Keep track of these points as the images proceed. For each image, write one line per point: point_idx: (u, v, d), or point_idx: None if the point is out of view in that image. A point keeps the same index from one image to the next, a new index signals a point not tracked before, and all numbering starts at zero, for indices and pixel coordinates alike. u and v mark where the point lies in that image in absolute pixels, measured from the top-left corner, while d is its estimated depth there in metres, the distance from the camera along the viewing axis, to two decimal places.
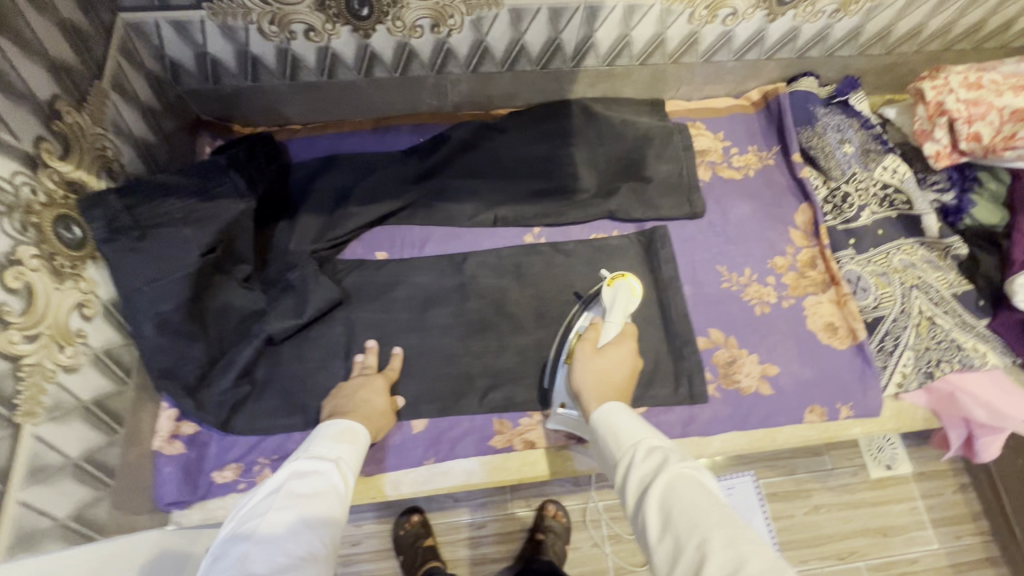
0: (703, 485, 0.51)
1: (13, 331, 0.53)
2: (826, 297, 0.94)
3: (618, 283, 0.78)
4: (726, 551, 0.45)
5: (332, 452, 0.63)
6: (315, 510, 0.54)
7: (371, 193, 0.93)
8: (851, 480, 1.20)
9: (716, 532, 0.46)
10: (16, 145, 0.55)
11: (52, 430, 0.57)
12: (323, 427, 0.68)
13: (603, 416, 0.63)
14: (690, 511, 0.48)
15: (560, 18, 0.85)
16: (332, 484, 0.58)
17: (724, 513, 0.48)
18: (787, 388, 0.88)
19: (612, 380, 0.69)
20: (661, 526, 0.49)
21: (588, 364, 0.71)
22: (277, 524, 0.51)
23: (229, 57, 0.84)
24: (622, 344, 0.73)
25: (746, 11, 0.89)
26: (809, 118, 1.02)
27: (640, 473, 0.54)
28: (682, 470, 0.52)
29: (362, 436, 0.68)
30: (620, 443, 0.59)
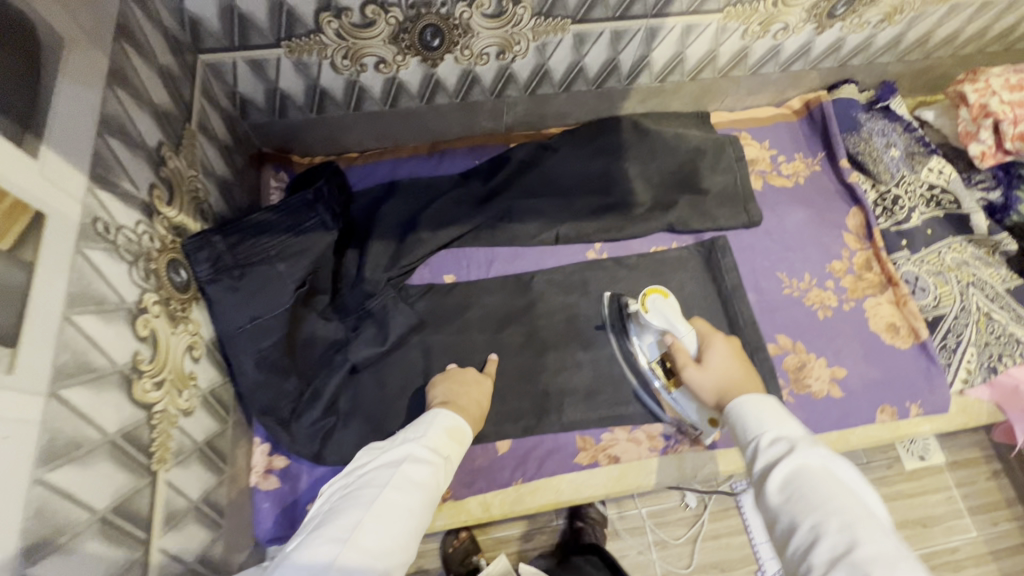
0: (838, 477, 0.50)
1: (146, 380, 0.53)
2: (885, 299, 0.96)
3: (653, 302, 0.80)
4: (841, 536, 0.45)
5: (444, 446, 0.65)
6: (417, 502, 0.58)
7: (438, 218, 0.94)
8: (887, 471, 1.21)
9: (836, 516, 0.47)
10: (137, 194, 0.56)
11: (178, 475, 0.57)
12: (438, 415, 0.70)
13: (737, 404, 0.62)
14: (831, 496, 0.48)
15: (620, 40, 0.87)
16: (434, 478, 0.62)
17: (855, 503, 0.48)
18: (857, 390, 0.90)
19: (735, 379, 0.68)
20: (784, 508, 0.50)
21: (703, 378, 0.71)
22: (391, 504, 0.56)
23: (299, 91, 0.85)
24: (715, 343, 0.73)
25: (798, 25, 0.91)
26: (854, 124, 1.05)
27: (765, 455, 0.55)
28: (811, 460, 0.52)
29: (469, 435, 0.70)
30: (745, 428, 0.59)
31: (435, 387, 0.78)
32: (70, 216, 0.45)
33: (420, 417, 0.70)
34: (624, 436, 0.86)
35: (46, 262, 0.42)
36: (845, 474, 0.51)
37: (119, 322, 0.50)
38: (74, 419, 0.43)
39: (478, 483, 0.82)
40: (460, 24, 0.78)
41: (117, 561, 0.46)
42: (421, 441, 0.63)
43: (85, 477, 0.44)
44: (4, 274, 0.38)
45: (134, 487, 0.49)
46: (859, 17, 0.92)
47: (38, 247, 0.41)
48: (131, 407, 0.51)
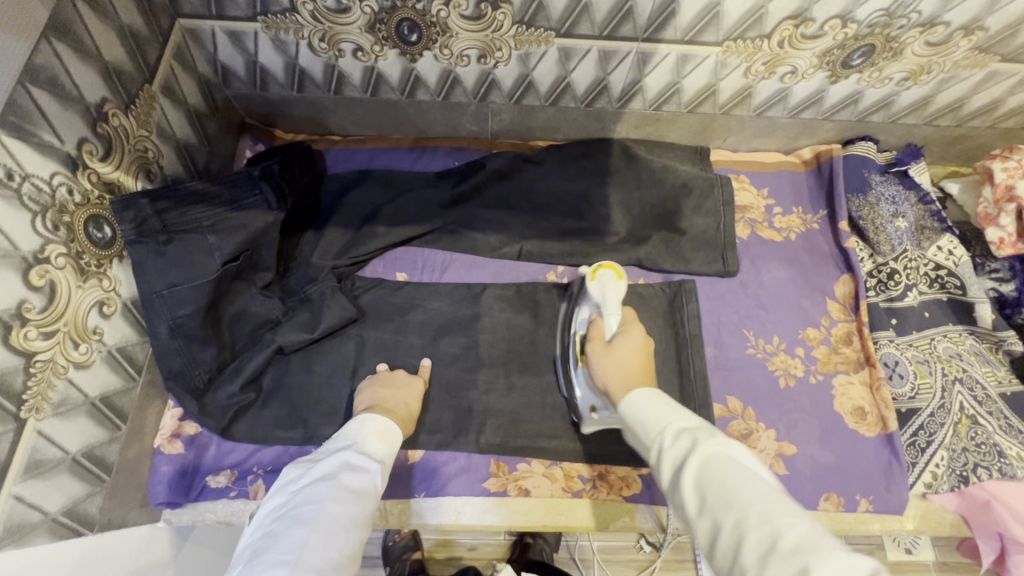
0: (738, 462, 0.50)
1: (30, 328, 0.54)
2: (857, 378, 0.88)
3: (601, 275, 0.82)
4: (761, 528, 0.43)
5: (376, 452, 0.67)
6: (359, 511, 0.59)
7: (399, 214, 0.93)
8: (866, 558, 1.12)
9: (749, 508, 0.45)
10: (59, 146, 0.57)
11: (55, 425, 0.58)
12: (364, 421, 0.70)
13: (630, 404, 0.63)
14: (724, 490, 0.47)
15: (610, 60, 0.83)
16: (372, 485, 0.63)
17: (758, 488, 0.47)
18: (804, 471, 0.83)
19: (631, 366, 0.69)
20: (699, 506, 0.49)
21: (606, 359, 0.72)
22: (332, 516, 0.56)
23: (278, 68, 0.85)
24: (629, 329, 0.75)
25: (807, 71, 0.84)
26: (862, 185, 0.97)
27: (671, 454, 0.54)
28: (712, 449, 0.52)
29: (399, 437, 0.72)
30: (649, 431, 0.59)
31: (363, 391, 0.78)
32: None
33: (347, 425, 0.71)
34: (540, 470, 0.82)
35: None
36: (740, 457, 0.51)
37: (5, 269, 0.51)
38: None
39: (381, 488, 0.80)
40: (438, 22, 0.76)
41: None
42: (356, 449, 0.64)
43: None
44: None
45: None
46: (878, 71, 0.84)
47: None
48: (4, 353, 0.52)
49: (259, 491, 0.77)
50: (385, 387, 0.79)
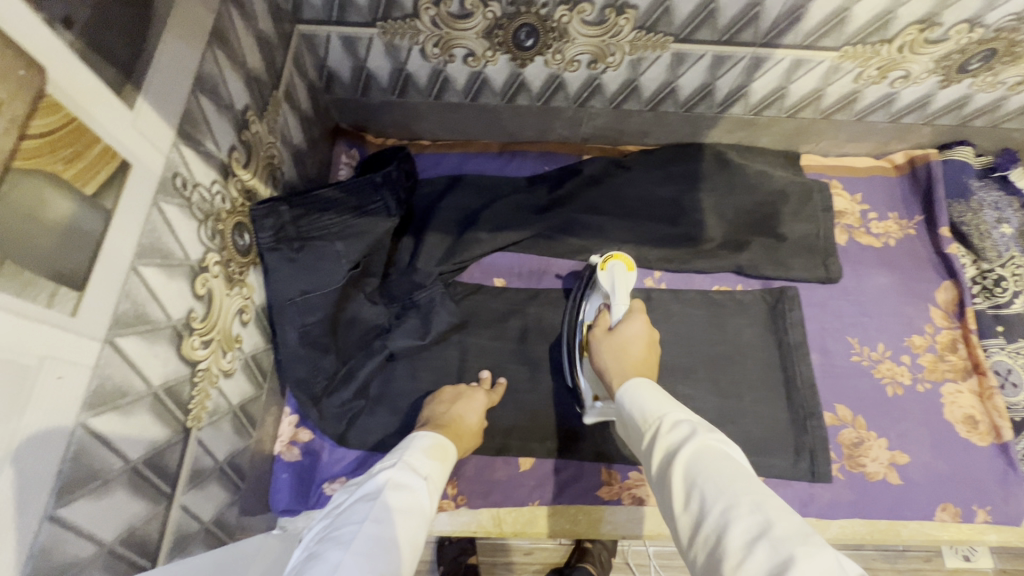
0: (732, 459, 0.47)
1: (195, 338, 0.54)
2: (966, 387, 0.87)
3: (612, 266, 0.80)
4: (751, 517, 0.41)
5: (423, 469, 0.61)
6: (403, 533, 0.53)
7: (497, 220, 0.92)
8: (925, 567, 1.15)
9: (741, 498, 0.42)
10: (216, 154, 0.56)
11: (209, 434, 0.57)
12: (416, 438, 0.66)
13: (632, 390, 0.60)
14: (713, 477, 0.45)
15: (722, 65, 0.82)
16: (420, 505, 0.57)
17: (747, 479, 0.44)
18: (918, 481, 0.82)
19: (629, 354, 0.68)
20: (686, 497, 0.46)
21: (606, 343, 0.71)
22: (372, 536, 0.50)
23: (384, 73, 0.85)
24: (632, 319, 0.73)
25: (920, 75, 0.83)
26: (963, 190, 0.96)
27: (666, 443, 0.51)
28: (710, 442, 0.48)
29: (453, 456, 0.67)
30: (645, 418, 0.56)
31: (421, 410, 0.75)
32: (152, 168, 0.46)
33: (397, 445, 0.67)
34: None
35: (124, 210, 0.42)
36: (736, 455, 0.48)
37: (180, 278, 0.51)
38: (125, 367, 0.44)
39: (494, 496, 0.80)
40: (558, 28, 0.76)
41: (140, 512, 0.47)
42: (399, 465, 0.59)
43: (125, 425, 0.44)
44: (82, 216, 0.38)
45: (167, 442, 0.50)
46: (993, 75, 0.83)
47: (119, 195, 0.42)
48: (178, 362, 0.51)
49: None
50: (441, 405, 0.75)
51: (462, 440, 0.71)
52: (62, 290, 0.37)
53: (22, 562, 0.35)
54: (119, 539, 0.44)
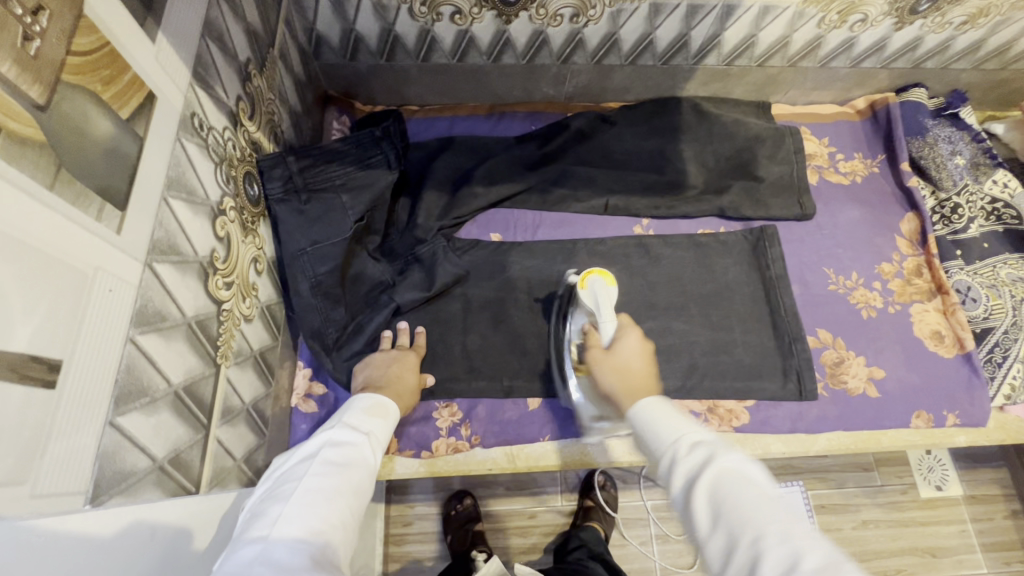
0: (757, 481, 0.45)
1: (219, 278, 0.55)
2: (932, 306, 0.94)
3: (590, 282, 0.78)
4: (782, 549, 0.40)
5: (363, 424, 0.58)
6: (347, 482, 0.50)
7: (490, 176, 0.95)
8: (901, 497, 1.24)
9: (768, 529, 0.41)
10: (226, 101, 0.58)
11: (236, 374, 0.59)
12: (357, 399, 0.62)
13: (645, 409, 0.55)
14: (742, 511, 0.43)
15: (696, 15, 0.87)
16: (362, 456, 0.54)
17: (775, 506, 0.43)
18: (894, 393, 0.89)
19: (633, 369, 0.64)
20: (713, 528, 0.44)
21: (608, 365, 0.66)
22: (312, 488, 0.48)
23: (373, 35, 0.87)
24: (626, 332, 0.70)
25: (877, 19, 0.90)
26: (920, 128, 1.04)
27: (684, 466, 0.48)
28: (730, 465, 0.46)
29: (394, 412, 0.63)
30: (655, 440, 0.52)
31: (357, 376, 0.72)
32: (174, 104, 0.48)
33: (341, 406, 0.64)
34: None
35: (153, 139, 0.44)
36: (758, 474, 0.46)
37: (203, 217, 0.52)
38: (162, 293, 0.45)
39: (507, 434, 0.83)
40: None
41: (184, 437, 0.48)
42: (340, 423, 0.56)
43: (167, 349, 0.46)
44: (120, 138, 0.40)
45: (202, 374, 0.52)
46: (941, 16, 0.90)
47: (148, 124, 0.44)
48: (206, 299, 0.53)
49: (395, 444, 0.81)
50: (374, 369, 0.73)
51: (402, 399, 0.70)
52: (107, 207, 0.38)
53: (91, 459, 0.37)
54: (169, 458, 0.46)
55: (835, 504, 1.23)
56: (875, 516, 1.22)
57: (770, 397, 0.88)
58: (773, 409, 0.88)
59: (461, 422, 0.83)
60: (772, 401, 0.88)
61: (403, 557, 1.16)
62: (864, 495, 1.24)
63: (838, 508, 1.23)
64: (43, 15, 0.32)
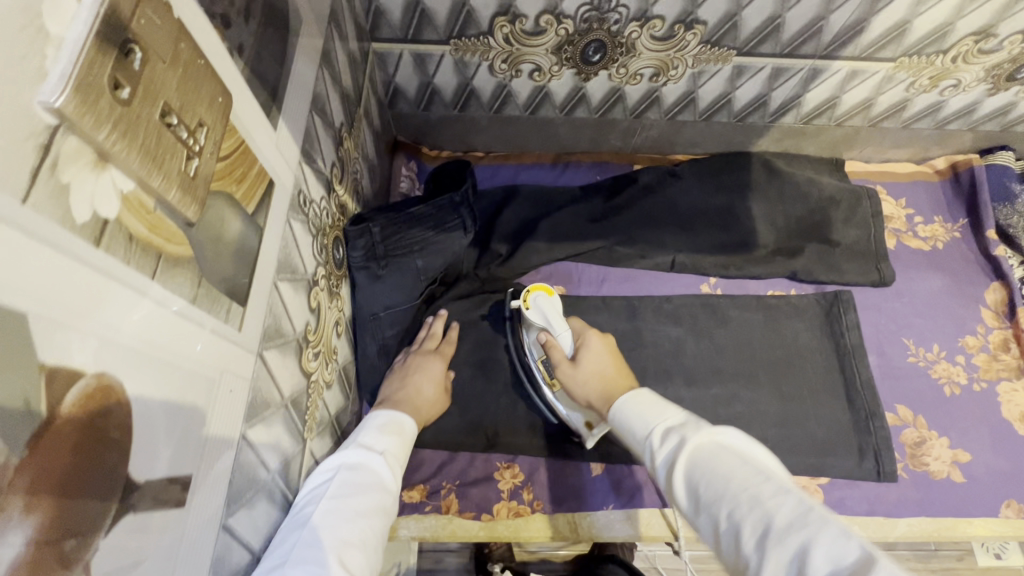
0: (728, 450, 0.46)
1: (309, 352, 0.55)
2: (1021, 385, 0.89)
3: (534, 300, 0.78)
4: (754, 513, 0.40)
5: (378, 443, 0.57)
6: (365, 504, 0.49)
7: (557, 229, 0.93)
8: (957, 564, 1.17)
9: (738, 496, 0.42)
10: (322, 170, 0.58)
11: (317, 444, 0.59)
12: (373, 417, 0.62)
13: (621, 409, 0.59)
14: (714, 481, 0.44)
15: (779, 77, 0.85)
16: (380, 479, 0.53)
17: (743, 470, 0.43)
18: (980, 478, 0.84)
19: (604, 372, 0.68)
20: (694, 503, 0.45)
21: (579, 374, 0.70)
22: (333, 512, 0.47)
23: (450, 88, 0.87)
24: (589, 337, 0.73)
25: (970, 84, 0.86)
26: (1007, 194, 0.99)
27: (661, 453, 0.50)
28: (700, 442, 0.48)
29: (410, 430, 0.62)
30: (638, 433, 0.55)
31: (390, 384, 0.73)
32: (286, 186, 0.48)
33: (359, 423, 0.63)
34: None
35: (270, 226, 0.44)
36: (731, 440, 0.47)
37: (300, 292, 0.52)
38: (268, 381, 0.44)
39: (570, 501, 0.81)
40: (626, 43, 0.78)
41: (276, 521, 0.48)
42: (354, 444, 0.55)
43: (268, 437, 0.45)
44: (246, 234, 0.40)
45: (292, 452, 0.51)
46: None
47: (267, 214, 0.43)
48: (299, 375, 0.53)
49: (454, 504, 0.79)
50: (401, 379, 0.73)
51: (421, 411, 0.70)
52: (233, 307, 0.38)
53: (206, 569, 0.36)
54: (262, 549, 0.45)
55: None
56: None
57: (845, 475, 0.84)
58: (847, 487, 0.83)
59: (522, 485, 0.81)
60: (846, 479, 0.84)
61: None
62: (918, 561, 1.17)
63: None
64: (202, 130, 0.32)
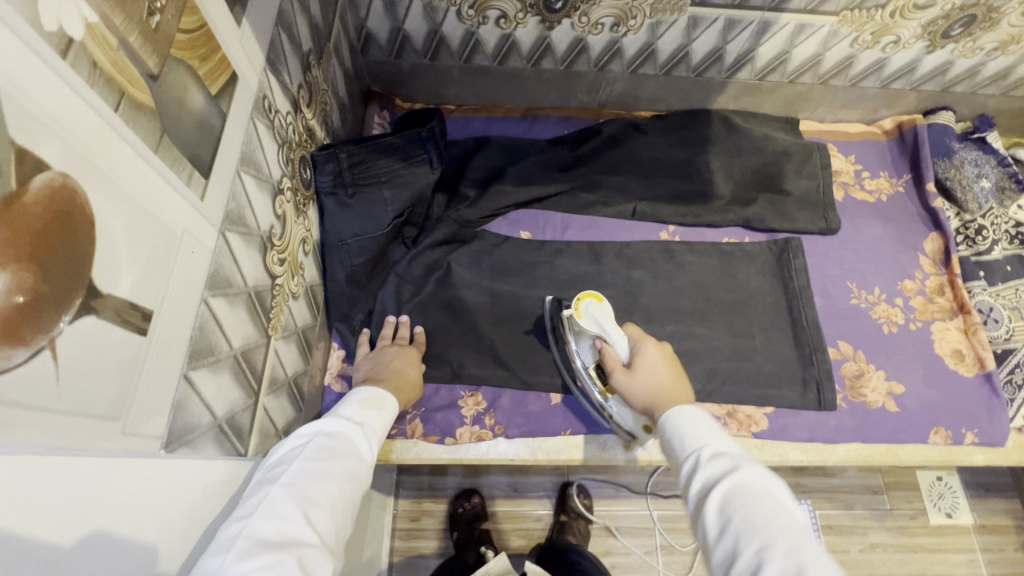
0: (776, 499, 0.48)
1: (275, 254, 0.58)
2: (953, 325, 0.95)
3: (585, 307, 0.77)
4: (787, 562, 0.42)
5: (357, 415, 0.57)
6: (341, 468, 0.49)
7: (523, 175, 0.98)
8: (910, 522, 1.23)
9: (779, 539, 0.44)
10: (289, 86, 0.61)
11: (283, 347, 0.62)
12: (354, 391, 0.62)
13: (674, 415, 0.59)
14: (753, 518, 0.46)
15: (733, 29, 0.90)
16: (356, 448, 0.53)
17: (789, 522, 0.46)
18: (913, 408, 0.90)
19: (662, 386, 0.67)
20: (721, 532, 0.47)
21: (635, 385, 0.69)
22: (305, 472, 0.47)
23: (420, 35, 0.91)
24: (645, 348, 0.72)
25: (909, 41, 0.92)
26: (947, 150, 1.05)
27: (703, 472, 0.52)
28: (751, 479, 0.49)
29: (390, 405, 0.62)
30: (682, 444, 0.56)
31: (362, 369, 0.78)
32: (251, 86, 0.51)
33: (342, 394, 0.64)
34: None
35: (234, 116, 0.47)
36: (782, 494, 0.48)
37: (265, 193, 0.55)
38: (231, 261, 0.48)
39: (530, 426, 0.85)
40: None
41: (239, 398, 0.51)
42: (333, 413, 0.55)
43: (231, 315, 0.48)
44: (209, 112, 0.43)
45: (256, 342, 0.54)
46: (973, 41, 0.93)
47: (230, 103, 0.46)
48: (264, 272, 0.56)
49: (419, 429, 0.83)
50: (376, 361, 0.78)
51: (403, 391, 0.75)
52: (195, 174, 0.41)
53: (167, 408, 0.39)
54: (225, 417, 0.49)
55: (843, 525, 1.22)
56: (883, 540, 1.21)
57: (788, 405, 0.89)
58: (791, 416, 0.89)
59: (485, 411, 0.86)
60: (790, 409, 0.89)
61: (415, 557, 1.13)
62: (873, 519, 1.23)
63: (847, 529, 1.22)
64: None
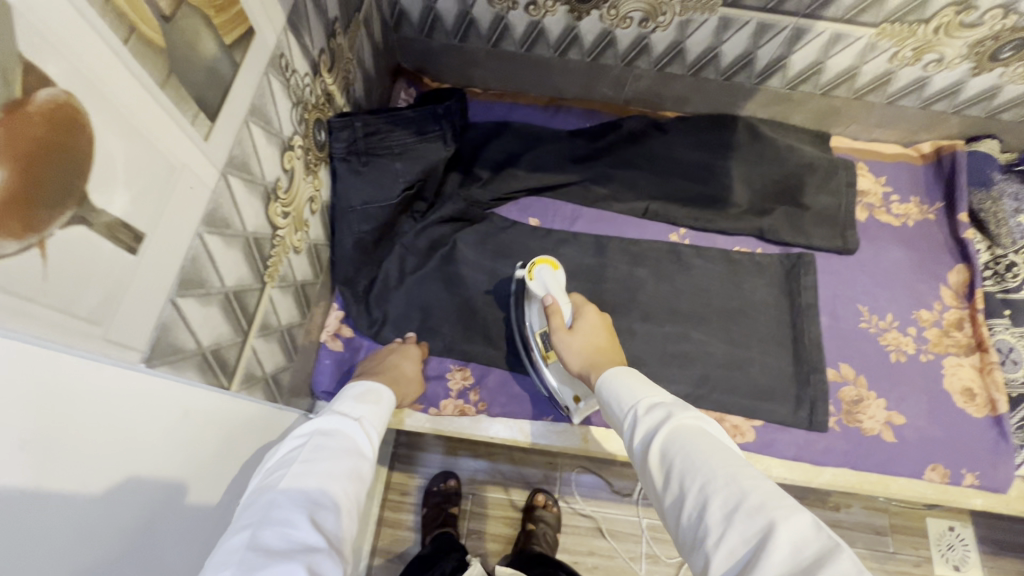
0: (711, 435, 0.49)
1: (279, 206, 0.62)
2: (967, 362, 0.91)
3: (539, 272, 0.81)
4: (727, 489, 0.43)
5: (355, 412, 0.61)
6: (341, 466, 0.53)
7: (537, 162, 0.99)
8: (914, 569, 1.17)
9: (717, 473, 0.44)
10: (310, 49, 0.64)
11: (278, 296, 0.66)
12: (351, 387, 0.67)
13: (609, 377, 0.62)
14: (690, 455, 0.46)
15: (764, 34, 0.88)
16: (354, 445, 0.56)
17: (722, 454, 0.46)
18: (911, 441, 0.86)
19: (597, 343, 0.73)
20: (666, 477, 0.48)
21: (572, 340, 0.73)
22: (308, 473, 0.50)
23: (451, 15, 0.93)
24: (584, 314, 0.77)
25: (953, 60, 0.88)
26: (984, 179, 1.00)
27: (644, 422, 0.53)
28: (686, 422, 0.51)
29: (386, 398, 0.67)
30: (621, 402, 0.58)
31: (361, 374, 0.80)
32: (267, 43, 0.54)
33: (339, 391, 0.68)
34: None
35: (247, 68, 0.50)
36: (715, 431, 0.50)
37: (274, 146, 0.59)
38: (231, 205, 0.51)
39: (512, 408, 0.86)
40: None
41: (226, 333, 0.55)
42: (329, 411, 0.59)
43: (226, 254, 0.52)
44: (220, 59, 0.46)
45: (249, 285, 0.58)
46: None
47: (244, 55, 0.50)
48: (264, 220, 0.59)
49: None
50: (373, 361, 0.81)
51: (398, 384, 0.77)
52: (200, 115, 0.44)
53: (151, 327, 0.43)
54: (211, 348, 0.52)
55: None
56: None
57: (777, 421, 0.87)
58: (778, 432, 0.87)
59: (471, 387, 0.88)
60: (778, 425, 0.87)
61: (396, 525, 1.16)
62: (873, 559, 1.18)
63: None
64: None
